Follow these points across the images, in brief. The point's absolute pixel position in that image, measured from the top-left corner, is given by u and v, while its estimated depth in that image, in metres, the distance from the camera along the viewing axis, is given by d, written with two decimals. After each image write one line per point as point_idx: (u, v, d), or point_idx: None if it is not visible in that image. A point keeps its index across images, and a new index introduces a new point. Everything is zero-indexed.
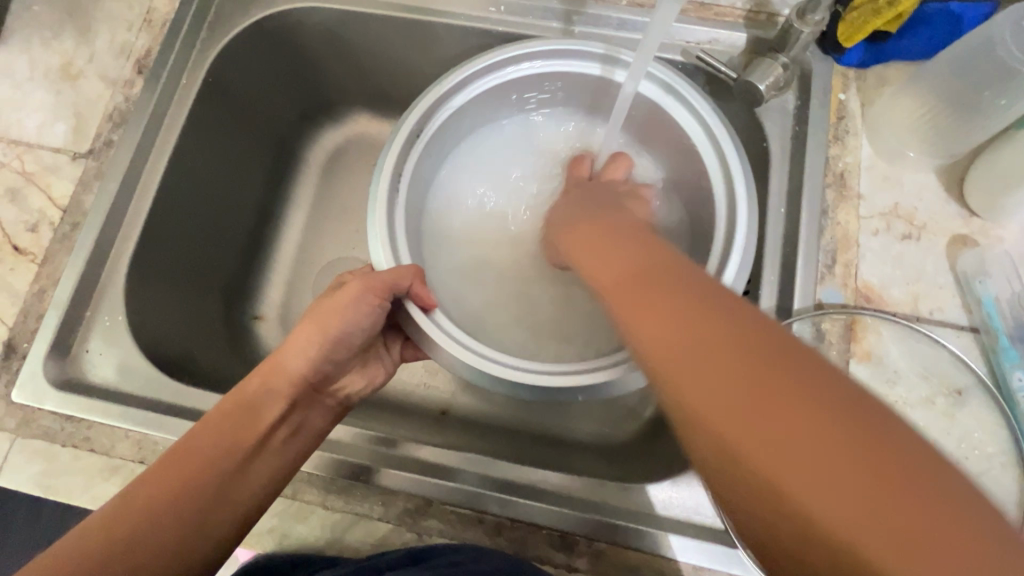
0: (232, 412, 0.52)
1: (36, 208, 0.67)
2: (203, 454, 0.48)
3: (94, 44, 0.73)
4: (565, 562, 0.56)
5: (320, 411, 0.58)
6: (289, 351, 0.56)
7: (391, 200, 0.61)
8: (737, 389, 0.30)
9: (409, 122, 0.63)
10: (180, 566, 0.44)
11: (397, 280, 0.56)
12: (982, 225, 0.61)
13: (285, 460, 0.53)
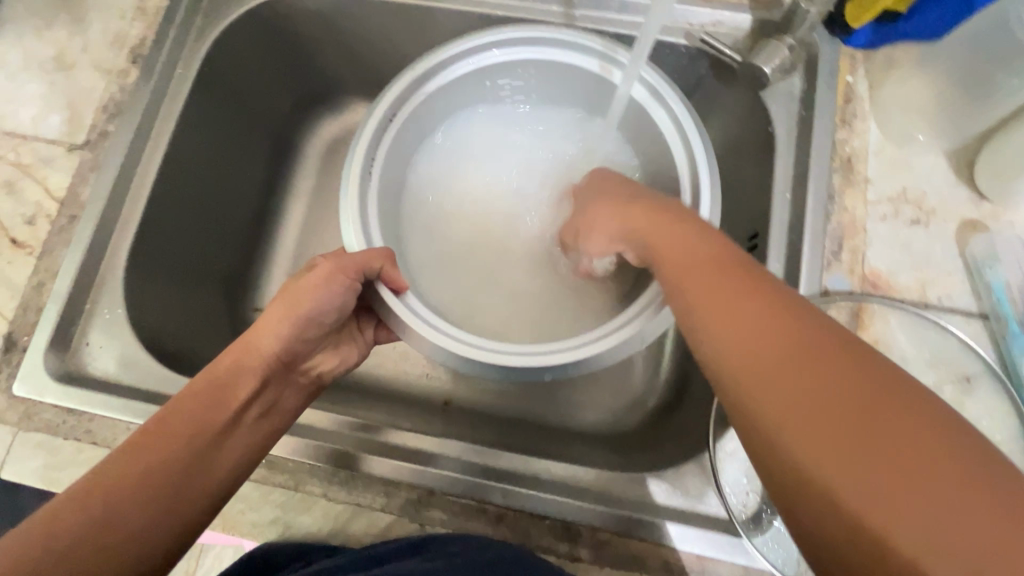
0: (204, 391, 0.49)
1: (32, 201, 0.67)
2: (175, 438, 0.46)
3: (87, 33, 0.72)
4: (568, 552, 0.56)
5: (289, 392, 0.56)
6: (261, 328, 0.54)
7: (364, 188, 0.60)
8: (788, 383, 0.33)
9: (382, 108, 0.62)
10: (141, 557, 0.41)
11: (368, 262, 0.56)
12: (993, 210, 0.60)
13: (257, 440, 0.51)
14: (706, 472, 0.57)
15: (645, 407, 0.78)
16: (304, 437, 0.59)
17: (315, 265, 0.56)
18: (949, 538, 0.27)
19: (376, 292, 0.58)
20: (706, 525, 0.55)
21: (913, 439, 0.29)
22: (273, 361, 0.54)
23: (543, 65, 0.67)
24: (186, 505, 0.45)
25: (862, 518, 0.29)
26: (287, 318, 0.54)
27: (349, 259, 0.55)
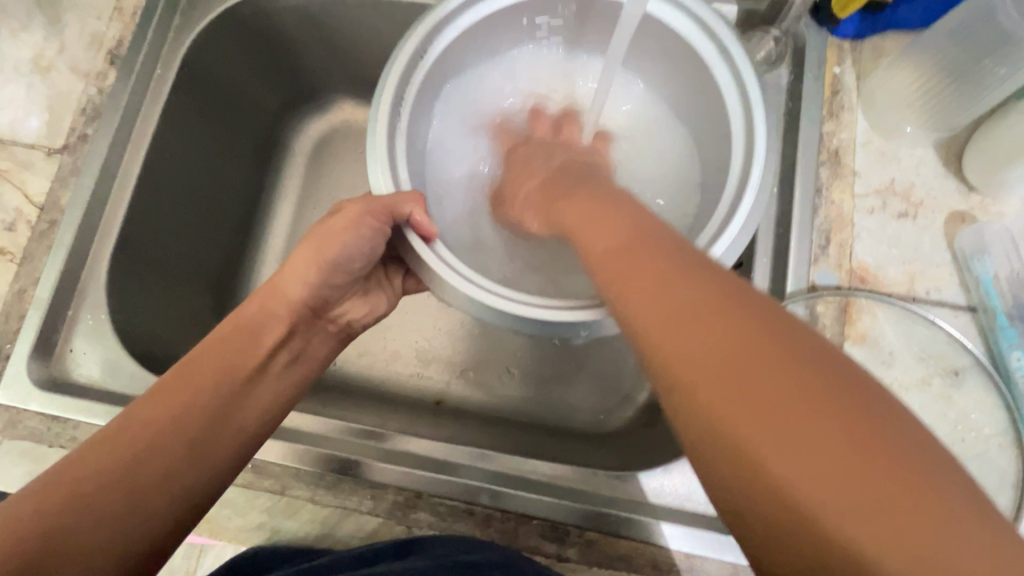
0: (228, 340, 0.50)
1: (12, 206, 0.66)
2: (206, 377, 0.47)
3: (64, 34, 0.71)
4: (556, 552, 0.56)
5: (319, 341, 0.57)
6: (289, 276, 0.54)
7: (393, 131, 0.52)
8: (728, 356, 0.28)
9: (410, 44, 0.54)
10: (181, 491, 0.42)
11: (397, 207, 0.49)
12: (982, 201, 0.59)
13: (286, 383, 0.52)
14: (693, 469, 0.57)
15: (636, 403, 0.77)
16: (290, 440, 0.58)
17: (343, 208, 0.53)
18: (851, 485, 0.24)
19: (406, 241, 0.52)
20: (693, 522, 0.55)
21: (860, 419, 0.26)
22: (299, 307, 0.54)
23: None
24: (217, 448, 0.45)
25: (768, 466, 0.26)
26: (314, 264, 0.53)
27: (374, 201, 0.50)
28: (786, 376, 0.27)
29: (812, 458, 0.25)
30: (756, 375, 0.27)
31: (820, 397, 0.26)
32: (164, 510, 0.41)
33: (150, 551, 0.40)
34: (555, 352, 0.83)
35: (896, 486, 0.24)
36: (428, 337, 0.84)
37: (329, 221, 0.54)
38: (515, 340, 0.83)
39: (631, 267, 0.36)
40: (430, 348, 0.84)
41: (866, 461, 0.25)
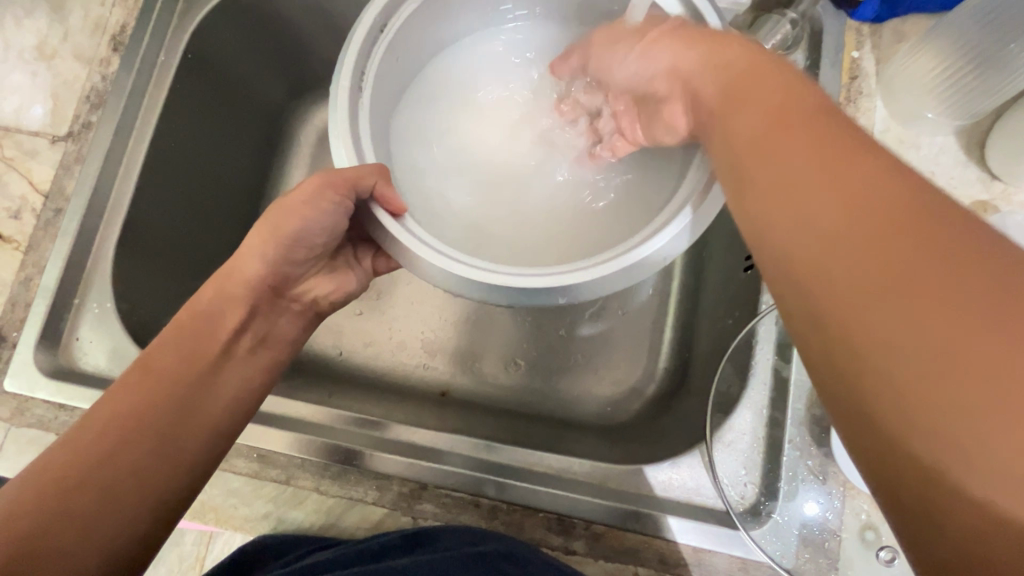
0: (188, 329, 0.48)
1: (17, 194, 0.66)
2: (167, 370, 0.46)
3: (68, 21, 0.70)
4: (562, 545, 0.55)
5: (285, 318, 0.55)
6: (245, 254, 0.52)
7: (357, 108, 0.50)
8: (908, 286, 0.26)
9: (372, 13, 0.51)
10: (160, 481, 0.43)
11: (358, 180, 0.48)
12: (1004, 190, 0.57)
13: (252, 368, 0.51)
14: (702, 462, 0.56)
15: (645, 396, 0.76)
16: (292, 431, 0.57)
17: (305, 181, 0.51)
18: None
19: (371, 214, 0.50)
20: (703, 517, 0.54)
21: None
22: (259, 287, 0.52)
23: None
24: (187, 442, 0.44)
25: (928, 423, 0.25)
26: (272, 241, 0.51)
27: (335, 173, 0.48)
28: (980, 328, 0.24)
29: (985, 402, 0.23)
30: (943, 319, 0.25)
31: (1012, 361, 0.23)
32: (147, 500, 0.42)
33: (133, 547, 0.41)
34: (560, 343, 0.82)
35: None
36: (434, 328, 0.84)
37: (287, 197, 0.52)
38: (521, 331, 0.83)
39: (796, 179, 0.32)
40: (435, 339, 0.83)
41: None
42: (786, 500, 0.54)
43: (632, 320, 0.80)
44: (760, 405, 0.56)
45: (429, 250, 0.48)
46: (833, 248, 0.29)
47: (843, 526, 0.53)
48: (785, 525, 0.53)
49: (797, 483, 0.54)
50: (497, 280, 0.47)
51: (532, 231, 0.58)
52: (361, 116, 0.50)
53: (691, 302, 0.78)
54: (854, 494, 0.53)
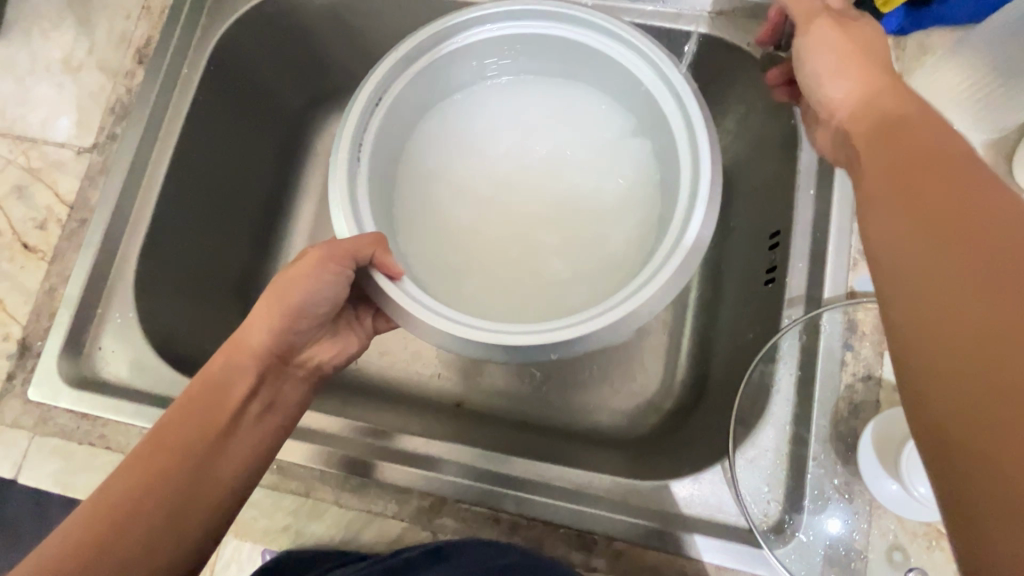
0: (200, 396, 0.48)
1: (42, 205, 0.66)
2: (179, 443, 0.45)
3: (94, 33, 0.71)
4: (583, 562, 0.54)
5: (290, 385, 0.54)
6: (247, 324, 0.52)
7: (354, 173, 0.53)
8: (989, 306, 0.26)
9: (366, 92, 0.55)
10: (164, 560, 0.42)
11: (357, 250, 0.50)
12: None
13: (261, 438, 0.50)
14: (725, 478, 0.55)
15: (662, 409, 0.76)
16: (312, 442, 0.58)
17: (304, 253, 0.51)
18: None
19: (370, 280, 0.52)
20: (724, 534, 0.53)
21: None
22: (264, 357, 0.52)
23: (537, 41, 0.59)
24: (194, 512, 0.44)
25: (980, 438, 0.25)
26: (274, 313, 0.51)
27: (336, 246, 0.50)
28: None
29: None
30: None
31: None
32: None
33: None
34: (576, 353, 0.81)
35: None
36: None
37: (289, 268, 0.52)
38: None
39: (932, 224, 0.30)
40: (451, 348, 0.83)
41: None
42: (808, 517, 0.53)
43: (648, 333, 0.80)
44: (783, 421, 0.55)
45: (424, 311, 0.50)
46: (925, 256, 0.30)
47: (869, 545, 0.52)
48: (809, 545, 0.53)
49: (824, 502, 0.53)
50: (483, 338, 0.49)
51: (520, 273, 0.60)
52: (359, 180, 0.53)
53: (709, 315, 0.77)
54: (881, 514, 0.52)
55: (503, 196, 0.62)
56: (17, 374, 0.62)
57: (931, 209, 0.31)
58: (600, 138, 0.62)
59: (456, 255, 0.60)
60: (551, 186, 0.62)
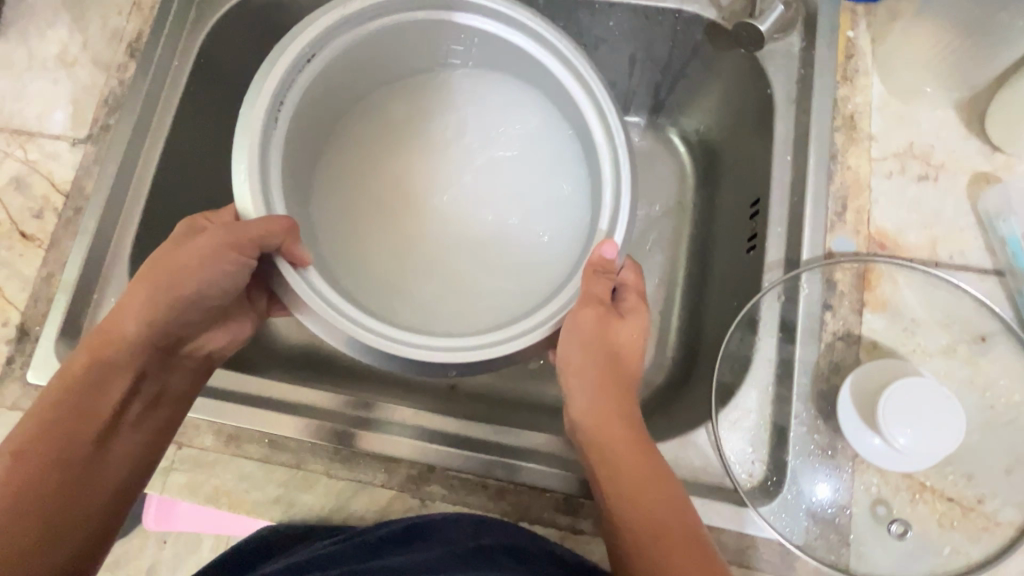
0: (75, 396, 0.49)
1: (39, 195, 0.69)
2: (49, 447, 0.46)
3: (88, 30, 0.73)
4: (570, 525, 0.55)
5: (177, 375, 0.55)
6: (119, 315, 0.51)
7: (269, 133, 0.52)
8: (643, 456, 0.50)
9: (297, 46, 0.54)
10: (53, 548, 0.45)
11: (265, 237, 0.49)
12: (1006, 161, 0.57)
13: (142, 431, 0.52)
14: (709, 440, 0.56)
15: (653, 386, 0.73)
16: (303, 415, 0.59)
17: (196, 240, 0.51)
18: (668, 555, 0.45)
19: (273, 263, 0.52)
20: (711, 495, 0.53)
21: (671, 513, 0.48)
22: (146, 346, 0.52)
23: (487, 39, 0.60)
24: (77, 507, 0.47)
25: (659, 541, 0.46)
26: (160, 297, 0.51)
27: (242, 234, 0.49)
28: (649, 479, 0.49)
29: (655, 522, 0.47)
30: (647, 471, 0.50)
31: (662, 491, 0.49)
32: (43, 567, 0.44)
33: None
34: None
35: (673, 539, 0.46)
36: None
37: (185, 248, 0.51)
38: None
39: (606, 401, 0.53)
40: None
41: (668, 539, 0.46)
42: (793, 477, 0.53)
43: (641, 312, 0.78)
44: (765, 381, 0.56)
45: (349, 324, 0.51)
46: (626, 436, 0.52)
47: (853, 501, 0.52)
48: (795, 503, 0.53)
49: (808, 460, 0.54)
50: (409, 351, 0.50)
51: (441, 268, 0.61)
52: (272, 144, 0.53)
53: (696, 287, 0.76)
54: (863, 469, 0.52)
55: (428, 189, 0.63)
56: (16, 358, 0.64)
57: (607, 384, 0.53)
58: (530, 145, 0.64)
59: (373, 241, 0.61)
60: (477, 186, 0.64)
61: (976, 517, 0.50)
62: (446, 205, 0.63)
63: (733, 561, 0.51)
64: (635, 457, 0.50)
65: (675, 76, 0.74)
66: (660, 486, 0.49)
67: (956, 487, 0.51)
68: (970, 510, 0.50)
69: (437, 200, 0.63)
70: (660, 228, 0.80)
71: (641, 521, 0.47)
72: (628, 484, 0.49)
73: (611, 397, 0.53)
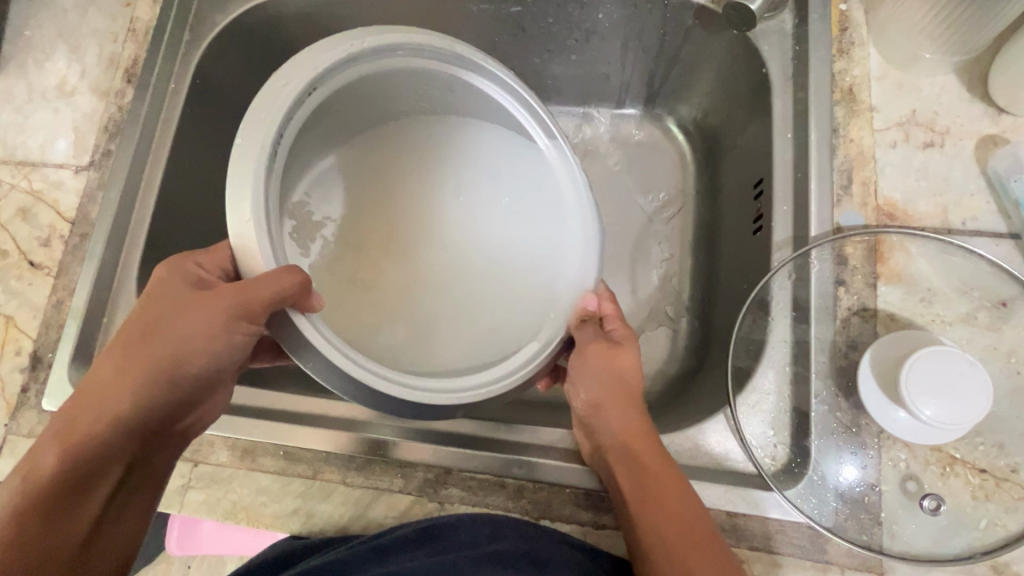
0: (39, 508, 0.42)
1: (45, 224, 0.69)
2: (38, 547, 0.41)
3: (85, 59, 0.74)
4: (592, 520, 0.55)
5: (167, 448, 0.49)
6: (111, 389, 0.45)
7: (270, 172, 0.47)
8: (658, 465, 0.51)
9: (301, 80, 0.49)
10: None
11: (279, 296, 0.45)
12: (1013, 122, 0.57)
13: (137, 511, 0.47)
14: (728, 426, 0.55)
15: (667, 376, 0.72)
16: (316, 425, 0.59)
17: (200, 300, 0.47)
18: (700, 562, 0.46)
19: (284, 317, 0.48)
20: (733, 480, 0.52)
21: (693, 520, 0.48)
22: (136, 427, 0.46)
23: (485, 98, 0.59)
24: None
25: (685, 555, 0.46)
26: (155, 368, 0.46)
27: (255, 293, 0.45)
28: (668, 489, 0.50)
29: (680, 530, 0.47)
30: (665, 479, 0.50)
31: (682, 497, 0.49)
32: None
33: None
34: None
35: (700, 546, 0.47)
36: None
37: (186, 311, 0.47)
38: None
39: (618, 417, 0.53)
40: None
41: (697, 547, 0.47)
42: (818, 458, 0.52)
43: (648, 303, 0.77)
44: (781, 362, 0.55)
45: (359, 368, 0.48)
46: (641, 444, 0.52)
47: (881, 478, 0.51)
48: (821, 484, 0.51)
49: (831, 440, 0.52)
50: (418, 395, 0.49)
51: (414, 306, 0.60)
52: (272, 178, 0.48)
53: (705, 273, 0.75)
54: (890, 444, 0.51)
55: (400, 230, 0.63)
56: (31, 385, 0.64)
57: (616, 402, 0.54)
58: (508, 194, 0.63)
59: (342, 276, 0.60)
60: (450, 226, 0.63)
61: (1011, 487, 0.49)
62: (418, 244, 0.62)
63: (759, 548, 0.50)
64: (653, 467, 0.51)
65: (669, 64, 0.74)
66: (680, 492, 0.50)
67: (988, 458, 0.50)
68: (1004, 481, 0.49)
69: (409, 241, 0.63)
70: (665, 218, 0.80)
71: (652, 528, 0.48)
72: (650, 494, 0.49)
73: (623, 410, 0.54)
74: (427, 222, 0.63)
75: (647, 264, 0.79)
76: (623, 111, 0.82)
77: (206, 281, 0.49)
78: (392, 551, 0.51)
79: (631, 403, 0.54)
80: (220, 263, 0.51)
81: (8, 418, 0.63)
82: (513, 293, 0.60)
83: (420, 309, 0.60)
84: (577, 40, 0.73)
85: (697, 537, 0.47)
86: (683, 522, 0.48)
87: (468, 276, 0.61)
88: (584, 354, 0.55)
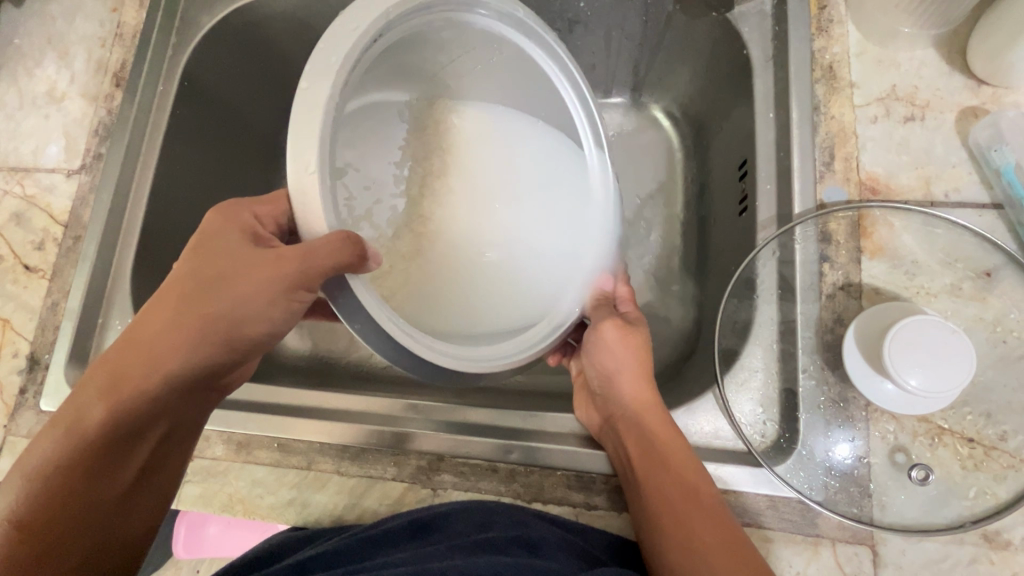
0: (85, 453, 0.43)
1: (39, 228, 0.70)
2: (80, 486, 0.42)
3: (74, 64, 0.75)
4: (584, 501, 0.55)
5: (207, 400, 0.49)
6: (160, 340, 0.45)
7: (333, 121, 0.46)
8: (666, 433, 0.52)
9: (367, 26, 0.47)
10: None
11: (335, 257, 0.44)
12: (994, 93, 0.57)
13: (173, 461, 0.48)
14: (717, 405, 0.55)
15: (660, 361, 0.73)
16: (309, 417, 0.59)
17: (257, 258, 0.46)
18: (702, 519, 0.47)
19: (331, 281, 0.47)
20: (724, 459, 0.52)
21: (697, 483, 0.49)
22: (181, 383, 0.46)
23: (524, 61, 0.59)
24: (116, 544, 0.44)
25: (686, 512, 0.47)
26: (210, 327, 0.46)
27: (312, 257, 0.44)
28: (676, 454, 0.51)
29: (683, 491, 0.49)
30: (672, 445, 0.51)
31: (687, 461, 0.50)
32: None
33: None
34: None
35: (703, 505, 0.48)
36: None
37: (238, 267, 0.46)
38: None
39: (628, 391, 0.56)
40: None
41: (700, 506, 0.48)
42: (807, 434, 0.52)
43: (640, 289, 0.77)
44: (769, 340, 0.55)
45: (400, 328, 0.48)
46: (648, 413, 0.54)
47: (870, 451, 0.51)
48: (810, 458, 0.52)
49: (819, 416, 0.53)
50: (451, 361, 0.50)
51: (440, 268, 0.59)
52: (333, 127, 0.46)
53: (696, 256, 0.75)
54: (878, 417, 0.51)
55: (425, 194, 0.61)
56: (29, 387, 0.65)
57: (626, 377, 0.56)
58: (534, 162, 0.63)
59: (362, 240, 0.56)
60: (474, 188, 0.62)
61: (1000, 456, 0.49)
62: (444, 206, 0.61)
63: (749, 523, 0.50)
64: (660, 434, 0.52)
65: (653, 50, 0.74)
66: (685, 456, 0.51)
67: (976, 427, 0.50)
68: (992, 449, 0.49)
69: (429, 206, 0.61)
70: (654, 205, 0.80)
71: (659, 488, 0.49)
72: (655, 458, 0.50)
73: (633, 385, 0.56)
74: (455, 185, 0.61)
75: (638, 250, 0.79)
76: (609, 100, 0.83)
77: (263, 238, 0.49)
78: (386, 539, 0.51)
79: (642, 378, 0.56)
80: (275, 219, 0.52)
81: (8, 419, 0.64)
82: (539, 261, 0.61)
83: (445, 272, 0.59)
84: (561, 30, 0.74)
85: (699, 498, 0.48)
86: (688, 484, 0.49)
87: (495, 240, 0.61)
88: (600, 333, 0.59)
